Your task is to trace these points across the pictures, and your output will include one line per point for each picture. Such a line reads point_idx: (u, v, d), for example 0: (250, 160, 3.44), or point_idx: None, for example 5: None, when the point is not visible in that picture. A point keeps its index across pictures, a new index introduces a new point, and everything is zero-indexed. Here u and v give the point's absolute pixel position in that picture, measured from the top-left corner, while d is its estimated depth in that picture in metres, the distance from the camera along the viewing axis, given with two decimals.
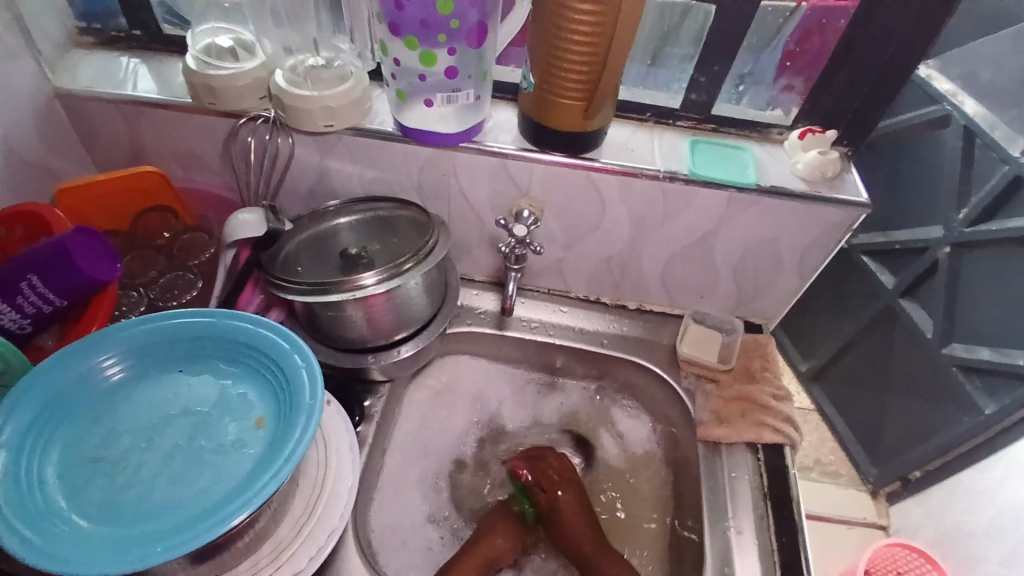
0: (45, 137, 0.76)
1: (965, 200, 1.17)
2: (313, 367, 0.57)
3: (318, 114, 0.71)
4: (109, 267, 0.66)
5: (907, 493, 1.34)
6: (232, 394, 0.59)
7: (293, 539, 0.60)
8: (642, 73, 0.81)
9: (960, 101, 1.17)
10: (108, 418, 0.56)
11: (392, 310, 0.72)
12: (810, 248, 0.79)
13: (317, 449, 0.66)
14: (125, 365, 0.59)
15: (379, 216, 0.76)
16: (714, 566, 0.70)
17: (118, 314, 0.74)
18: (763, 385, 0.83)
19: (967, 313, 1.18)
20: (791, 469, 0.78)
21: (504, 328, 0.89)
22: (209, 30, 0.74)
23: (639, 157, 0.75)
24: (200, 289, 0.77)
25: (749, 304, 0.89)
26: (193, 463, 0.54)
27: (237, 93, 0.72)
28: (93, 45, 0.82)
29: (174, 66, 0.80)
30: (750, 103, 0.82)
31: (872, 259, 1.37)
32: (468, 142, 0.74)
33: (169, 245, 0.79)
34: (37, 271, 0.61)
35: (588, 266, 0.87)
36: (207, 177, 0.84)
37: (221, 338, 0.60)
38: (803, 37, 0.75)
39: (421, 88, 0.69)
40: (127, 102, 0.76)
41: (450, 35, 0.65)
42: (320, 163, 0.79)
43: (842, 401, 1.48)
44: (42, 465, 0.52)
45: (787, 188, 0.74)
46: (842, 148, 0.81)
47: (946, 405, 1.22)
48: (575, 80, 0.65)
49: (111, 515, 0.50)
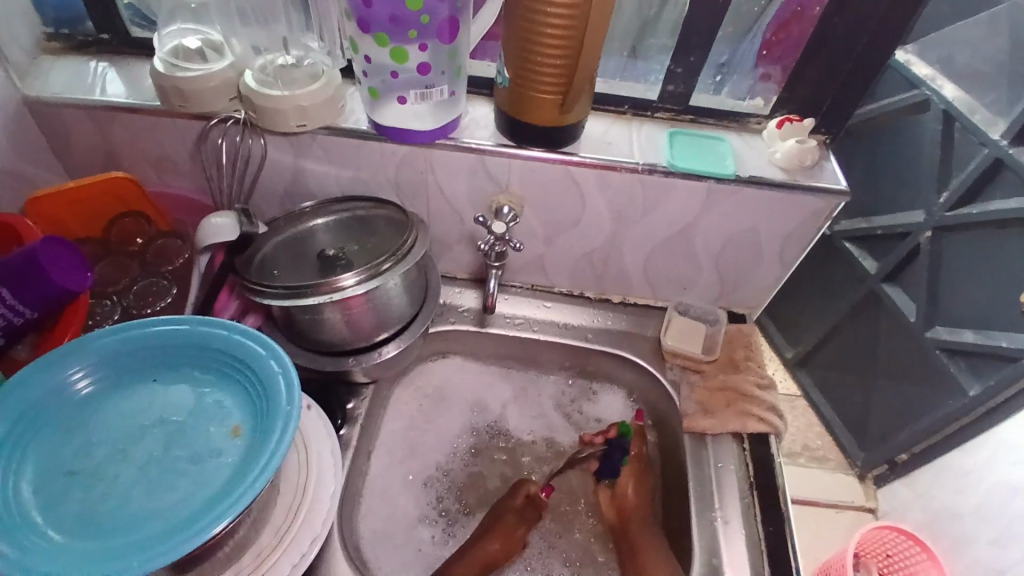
0: (15, 144, 0.75)
1: (946, 184, 1.18)
2: (289, 371, 0.56)
3: (290, 114, 0.70)
4: (82, 277, 0.65)
5: (894, 476, 1.35)
6: (208, 402, 0.58)
7: (276, 546, 0.59)
8: (621, 64, 0.81)
9: (939, 86, 1.17)
10: (82, 432, 0.55)
11: (371, 311, 0.71)
12: (790, 237, 0.79)
13: (298, 454, 0.65)
14: (98, 376, 0.58)
15: (356, 216, 0.75)
16: (702, 558, 0.70)
17: (90, 323, 0.73)
18: (747, 375, 0.83)
19: (952, 296, 1.18)
20: (777, 458, 0.78)
21: (486, 326, 0.88)
22: (177, 32, 0.73)
23: (616, 151, 0.75)
24: (175, 295, 0.76)
25: (731, 295, 0.89)
26: (170, 474, 0.53)
27: (212, 93, 0.70)
28: (60, 49, 0.80)
29: (144, 69, 0.79)
30: (731, 91, 0.82)
31: (855, 245, 1.37)
32: (445, 139, 0.73)
33: (143, 251, 0.78)
34: (7, 283, 0.60)
35: (569, 261, 0.87)
36: (182, 181, 0.83)
37: (197, 346, 0.59)
38: (780, 26, 0.74)
39: (394, 85, 0.68)
40: (97, 106, 0.74)
41: (421, 31, 0.64)
42: (295, 163, 0.78)
43: (828, 386, 1.48)
44: (16, 481, 0.51)
45: (765, 178, 0.73)
46: (820, 136, 0.81)
47: (930, 387, 1.23)
48: (550, 74, 0.64)
49: (88, 528, 0.50)
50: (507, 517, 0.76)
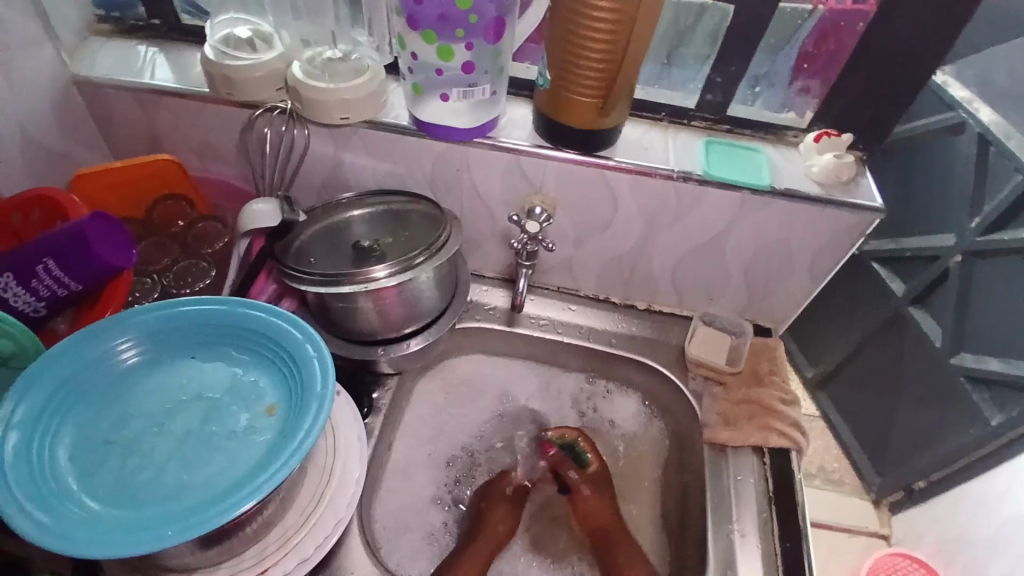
0: (62, 122, 0.77)
1: (978, 209, 1.16)
2: (325, 356, 0.58)
3: (334, 106, 0.71)
4: (126, 253, 0.66)
5: (910, 502, 1.34)
6: (244, 381, 0.59)
7: (300, 526, 0.60)
8: (657, 72, 0.80)
9: (975, 108, 1.15)
10: (121, 402, 0.57)
11: (403, 303, 0.72)
12: (822, 252, 0.79)
13: (326, 439, 0.66)
14: (139, 350, 0.59)
15: (391, 209, 0.76)
16: (717, 568, 0.70)
17: (131, 299, 0.75)
18: (771, 389, 0.82)
19: (978, 323, 1.16)
20: (797, 473, 0.78)
21: (513, 325, 0.89)
22: (229, 21, 0.75)
23: (653, 157, 0.75)
24: (213, 277, 0.78)
25: (759, 307, 0.89)
26: (204, 450, 0.54)
27: (256, 82, 0.72)
28: (111, 33, 0.82)
29: (191, 56, 0.81)
30: (765, 104, 0.81)
31: (883, 266, 1.36)
32: (482, 138, 0.74)
33: (184, 233, 0.80)
34: (54, 256, 0.62)
35: (597, 265, 0.87)
36: (222, 167, 0.84)
37: (235, 326, 0.61)
38: (820, 37, 0.74)
39: (438, 82, 0.69)
40: (145, 90, 0.77)
41: (468, 30, 0.66)
42: (335, 155, 0.79)
43: (848, 408, 1.47)
44: (54, 447, 0.52)
45: (800, 190, 0.74)
46: (858, 151, 0.81)
47: (952, 413, 1.22)
48: (591, 77, 0.65)
49: (121, 498, 0.51)
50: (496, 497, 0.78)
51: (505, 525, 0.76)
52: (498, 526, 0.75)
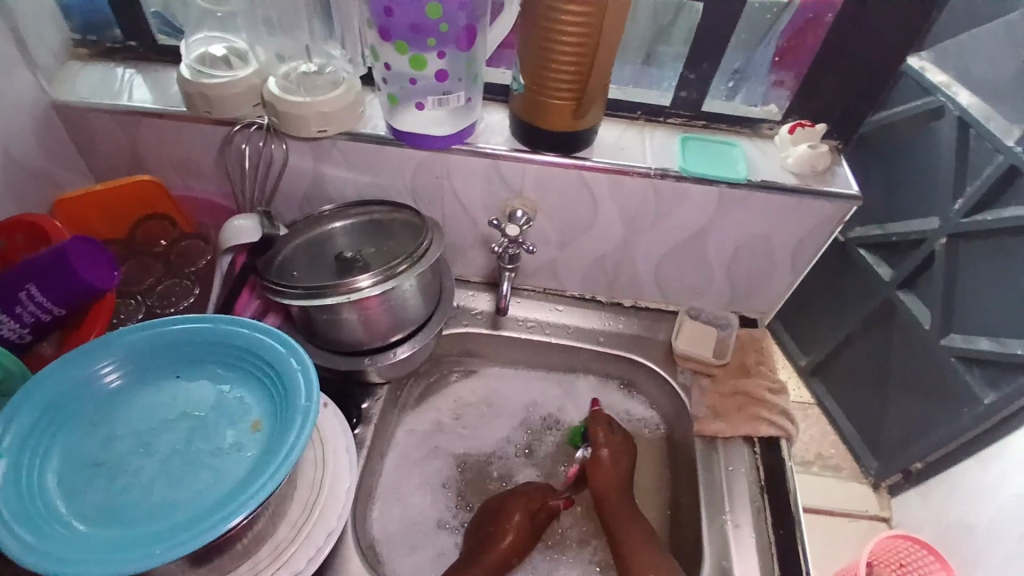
0: (42, 147, 0.77)
1: (961, 191, 1.17)
2: (309, 370, 0.58)
3: (312, 120, 0.72)
4: (109, 275, 0.67)
5: (909, 485, 1.35)
6: (229, 398, 0.60)
7: (292, 540, 0.61)
8: (635, 71, 0.81)
9: (953, 92, 1.17)
10: (108, 424, 0.57)
11: (388, 312, 0.72)
12: (803, 243, 0.80)
13: (315, 452, 0.67)
14: (124, 371, 0.59)
15: (373, 219, 0.77)
16: (712, 561, 0.71)
17: (116, 321, 0.75)
18: (758, 379, 0.83)
19: (966, 303, 1.17)
20: (788, 463, 0.78)
21: (500, 328, 0.90)
22: (204, 39, 0.76)
23: (630, 156, 0.76)
24: (198, 294, 0.78)
25: (743, 300, 0.90)
26: (192, 467, 0.55)
27: (233, 99, 0.73)
28: (88, 56, 0.83)
29: (169, 75, 0.81)
30: (744, 98, 0.82)
31: (870, 252, 1.37)
32: (460, 145, 0.75)
33: (167, 252, 0.80)
34: (36, 280, 0.62)
35: (581, 265, 0.88)
36: (205, 184, 0.85)
37: (220, 343, 0.61)
38: (794, 33, 0.75)
39: (412, 92, 0.70)
40: (124, 111, 0.77)
41: (440, 39, 0.66)
42: (315, 168, 0.80)
43: (842, 395, 1.48)
44: (43, 470, 0.53)
45: (778, 183, 0.74)
46: (833, 141, 0.81)
47: (946, 395, 1.22)
48: (565, 80, 0.66)
49: (111, 519, 0.51)
50: (515, 515, 0.74)
51: (513, 556, 0.73)
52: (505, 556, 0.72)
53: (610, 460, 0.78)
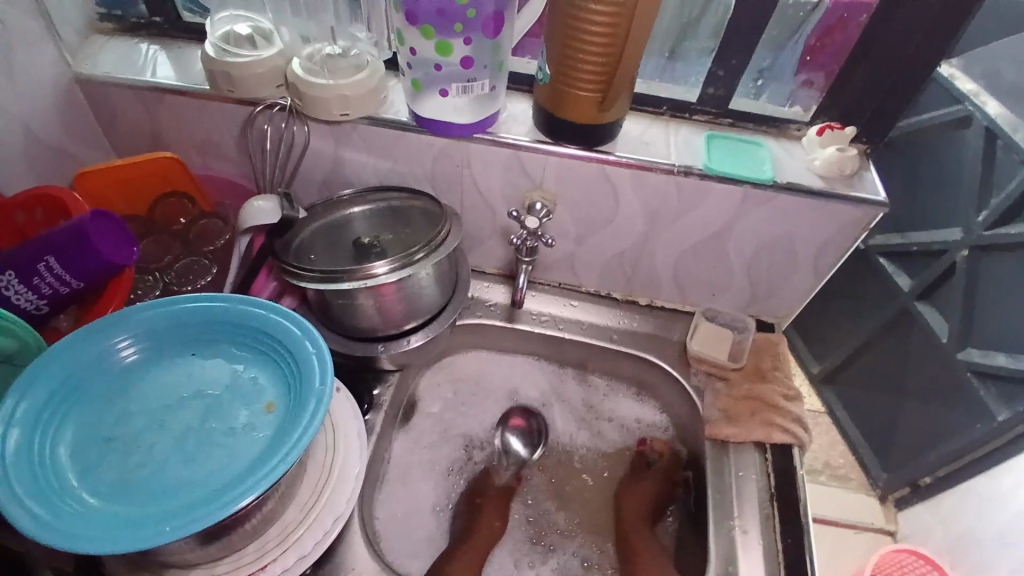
0: (64, 121, 0.77)
1: (985, 203, 1.15)
2: (324, 353, 0.58)
3: (333, 103, 0.71)
4: (126, 251, 0.66)
5: (917, 498, 1.33)
6: (243, 378, 0.59)
7: (300, 522, 0.61)
8: (660, 66, 0.80)
9: (982, 101, 1.15)
10: (122, 400, 0.57)
11: (403, 300, 0.72)
12: (825, 247, 0.79)
13: (326, 435, 0.67)
14: (138, 347, 0.59)
15: (392, 206, 0.76)
16: (719, 566, 0.70)
17: (133, 297, 0.76)
18: (774, 385, 0.82)
19: (985, 317, 1.15)
20: (800, 470, 0.77)
21: (514, 321, 0.89)
22: (228, 17, 0.75)
23: (653, 152, 0.75)
24: (215, 274, 0.78)
25: (761, 303, 0.89)
26: (204, 447, 0.55)
27: (256, 80, 0.72)
28: (113, 31, 0.83)
29: (192, 53, 0.81)
30: (770, 98, 0.81)
31: (889, 261, 1.35)
32: (482, 134, 0.74)
33: (186, 231, 0.80)
34: (55, 254, 0.62)
35: (599, 261, 0.87)
36: (225, 165, 0.85)
37: (236, 324, 0.61)
38: (823, 32, 0.73)
39: (436, 78, 0.69)
40: (146, 88, 0.77)
41: (466, 26, 0.65)
42: (335, 152, 0.79)
43: (853, 404, 1.46)
44: (55, 444, 0.53)
45: (803, 185, 0.73)
46: (862, 145, 0.80)
47: (958, 410, 1.21)
48: (591, 72, 0.65)
49: (122, 495, 0.51)
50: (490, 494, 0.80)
51: (498, 520, 0.78)
52: (491, 522, 0.77)
53: (637, 484, 0.81)
